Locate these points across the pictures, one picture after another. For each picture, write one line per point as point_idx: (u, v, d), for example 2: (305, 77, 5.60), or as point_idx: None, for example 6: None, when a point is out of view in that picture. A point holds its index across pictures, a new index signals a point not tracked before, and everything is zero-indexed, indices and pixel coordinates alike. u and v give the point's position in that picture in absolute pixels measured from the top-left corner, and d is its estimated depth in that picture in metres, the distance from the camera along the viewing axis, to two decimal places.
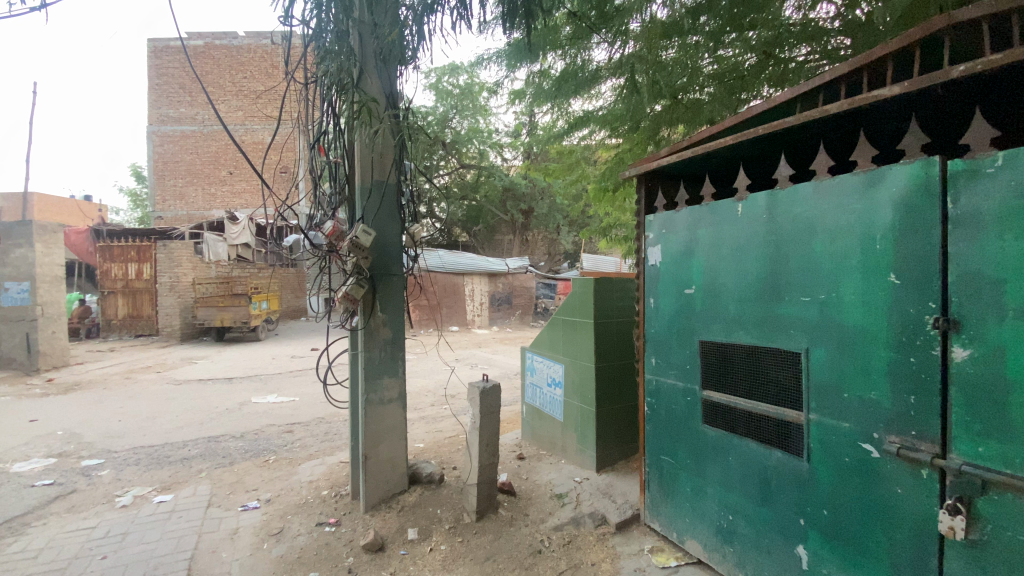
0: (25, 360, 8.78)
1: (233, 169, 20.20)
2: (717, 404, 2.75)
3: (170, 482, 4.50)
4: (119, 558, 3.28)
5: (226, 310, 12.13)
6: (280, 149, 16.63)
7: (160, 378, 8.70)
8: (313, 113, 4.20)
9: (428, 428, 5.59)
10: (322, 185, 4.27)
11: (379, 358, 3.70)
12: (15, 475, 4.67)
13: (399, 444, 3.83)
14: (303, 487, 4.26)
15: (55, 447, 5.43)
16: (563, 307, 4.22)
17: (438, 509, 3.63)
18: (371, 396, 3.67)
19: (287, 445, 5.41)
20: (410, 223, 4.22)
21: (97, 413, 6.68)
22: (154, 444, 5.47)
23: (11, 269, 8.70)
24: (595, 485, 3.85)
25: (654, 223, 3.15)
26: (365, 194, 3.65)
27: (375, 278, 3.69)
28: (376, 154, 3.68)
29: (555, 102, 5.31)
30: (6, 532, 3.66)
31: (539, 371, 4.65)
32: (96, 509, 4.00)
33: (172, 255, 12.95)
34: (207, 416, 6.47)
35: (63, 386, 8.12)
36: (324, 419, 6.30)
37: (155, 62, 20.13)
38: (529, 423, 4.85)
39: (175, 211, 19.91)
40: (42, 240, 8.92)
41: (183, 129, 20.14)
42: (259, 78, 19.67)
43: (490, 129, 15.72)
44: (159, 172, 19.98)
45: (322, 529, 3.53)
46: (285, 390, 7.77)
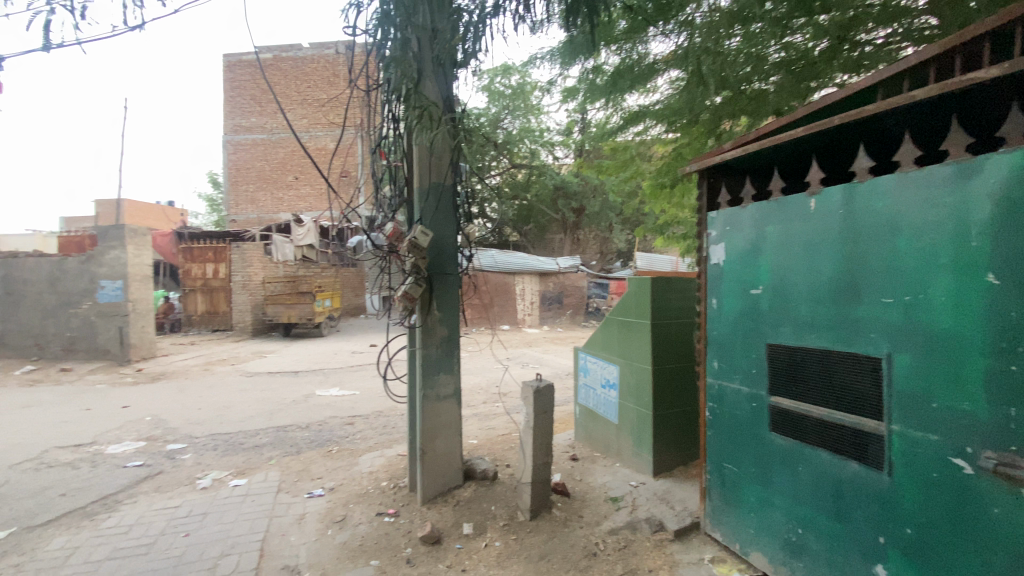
0: (119, 351, 9.69)
1: (298, 174, 21.36)
2: (786, 412, 2.62)
3: (244, 468, 4.82)
4: (199, 536, 3.54)
5: (292, 308, 12.86)
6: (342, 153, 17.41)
7: (234, 370, 9.34)
8: (374, 118, 4.33)
9: (482, 425, 5.66)
10: (383, 187, 4.42)
11: (436, 355, 3.78)
12: (111, 456, 5.17)
13: (454, 440, 3.90)
14: (364, 477, 4.44)
15: (144, 431, 5.96)
16: (619, 308, 4.15)
17: (492, 505, 3.67)
18: (428, 392, 3.75)
19: (349, 436, 5.65)
20: (464, 224, 4.30)
21: (180, 401, 7.27)
22: (229, 431, 5.88)
23: (107, 269, 9.61)
24: (651, 490, 3.76)
25: (717, 220, 3.03)
26: (423, 196, 3.75)
27: (432, 278, 3.78)
28: (432, 156, 3.77)
29: (609, 99, 5.20)
30: (104, 508, 4.05)
31: (592, 372, 4.59)
32: (180, 490, 4.36)
33: (245, 256, 13.85)
34: (276, 407, 6.89)
35: (151, 376, 8.91)
36: (383, 412, 6.55)
37: (230, 76, 21.67)
38: (583, 424, 4.80)
39: (247, 214, 21.31)
40: (133, 242, 9.78)
41: (253, 137, 21.49)
42: (322, 87, 20.72)
43: (541, 129, 15.77)
44: (233, 179, 21.46)
45: (382, 519, 3.66)
46: (345, 384, 8.11)
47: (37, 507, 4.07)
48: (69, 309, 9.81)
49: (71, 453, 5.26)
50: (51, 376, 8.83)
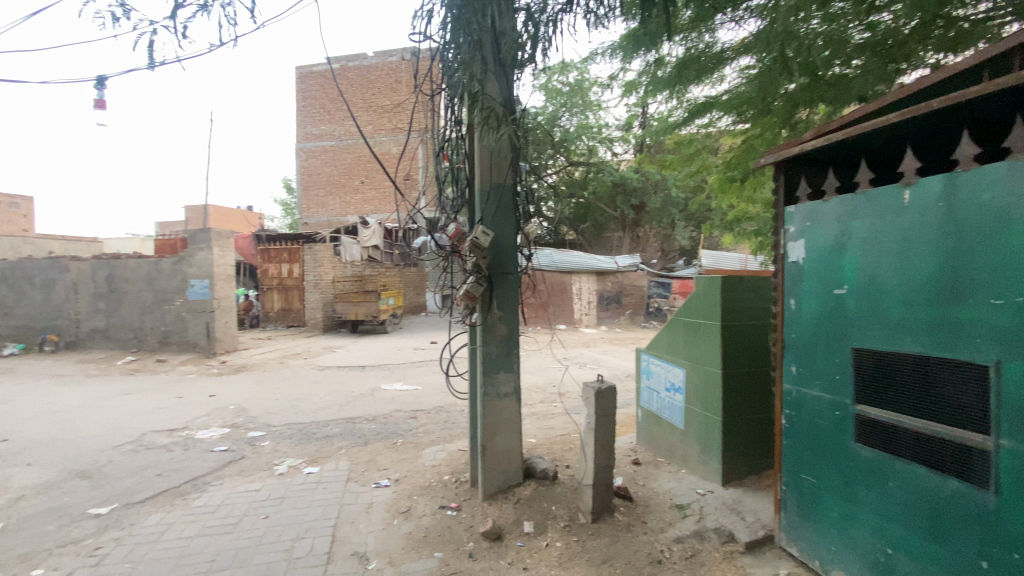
0: (206, 344, 10.57)
1: (364, 178, 22.32)
2: (874, 422, 2.42)
3: (317, 456, 5.11)
4: (277, 519, 3.79)
5: (359, 305, 13.49)
6: (404, 156, 17.97)
7: (307, 364, 9.94)
8: (438, 121, 4.46)
9: (541, 424, 5.67)
10: (446, 189, 4.52)
11: (496, 354, 3.81)
12: (199, 440, 5.65)
13: (514, 437, 3.92)
14: (427, 470, 4.57)
15: (228, 418, 6.47)
16: (686, 309, 4.01)
17: (554, 505, 3.66)
18: (488, 389, 3.79)
19: (412, 430, 5.84)
20: (523, 223, 4.32)
21: (259, 391, 7.82)
22: (302, 421, 6.26)
23: (196, 268, 10.50)
24: (719, 499, 3.60)
25: (796, 215, 2.85)
26: (484, 196, 3.79)
27: (492, 277, 3.81)
28: (493, 155, 3.81)
29: (673, 92, 5.02)
30: (193, 489, 4.43)
31: (656, 375, 4.45)
32: (260, 474, 4.69)
33: (317, 256, 14.67)
34: (346, 399, 7.26)
35: (234, 367, 9.66)
36: (443, 407, 6.72)
37: (302, 87, 23.04)
38: (645, 428, 4.67)
39: (318, 217, 22.59)
40: (218, 244, 10.59)
41: (323, 144, 22.70)
42: (385, 93, 21.54)
43: (600, 125, 15.56)
44: (305, 184, 22.80)
45: (445, 512, 3.75)
46: (408, 379, 8.39)
47: (138, 485, 4.52)
48: (163, 306, 10.81)
49: (166, 436, 5.80)
50: (149, 366, 9.79)
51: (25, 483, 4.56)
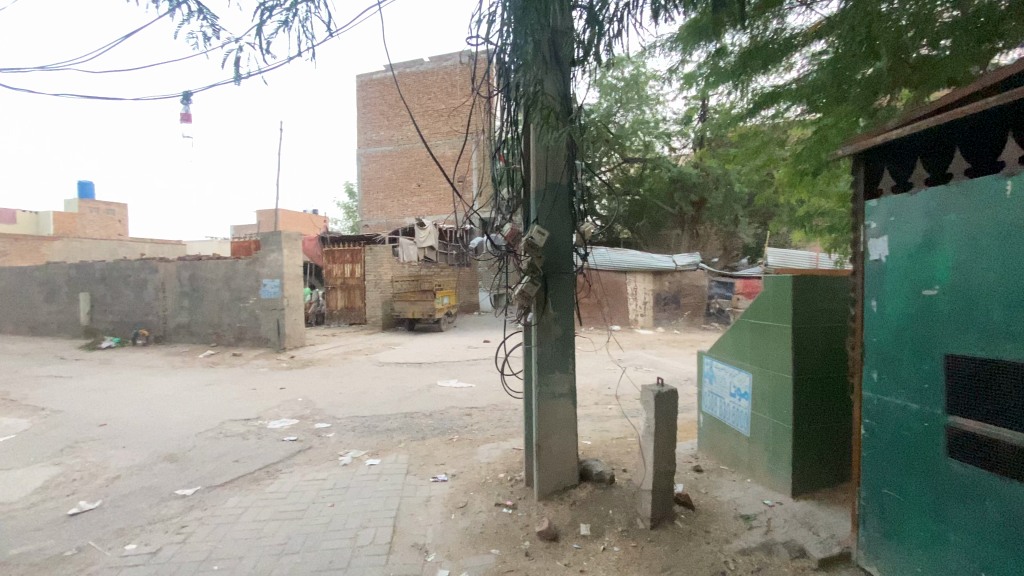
0: (276, 340, 11.27)
1: (420, 181, 22.94)
2: (967, 434, 2.20)
3: (378, 449, 5.31)
4: (342, 507, 3.99)
5: (416, 304, 13.91)
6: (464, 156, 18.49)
7: (368, 360, 10.37)
8: (493, 123, 4.51)
9: (596, 426, 5.60)
10: (501, 189, 4.56)
11: (551, 353, 3.80)
12: (271, 430, 6.04)
13: (570, 438, 3.89)
14: (482, 467, 4.64)
15: (297, 410, 6.86)
16: (752, 310, 3.83)
17: (611, 509, 3.61)
18: (544, 389, 3.78)
19: (467, 427, 5.94)
20: (579, 223, 4.28)
21: (325, 385, 8.24)
22: (364, 414, 6.53)
23: (268, 269, 11.22)
24: (789, 512, 3.41)
25: (878, 209, 2.64)
26: (540, 196, 3.78)
27: (548, 277, 3.81)
28: (550, 155, 3.80)
29: (737, 83, 4.80)
30: (266, 475, 4.73)
31: (719, 379, 4.28)
32: (326, 464, 4.94)
33: (377, 257, 15.26)
34: (404, 394, 7.50)
35: (302, 362, 10.24)
36: (498, 406, 6.79)
37: (363, 95, 24.02)
38: (707, 434, 4.50)
39: (377, 220, 23.52)
40: (288, 246, 11.24)
41: (382, 149, 23.56)
42: (441, 98, 22.05)
43: (657, 120, 15.23)
44: (366, 188, 23.80)
45: (500, 510, 3.78)
46: (463, 377, 8.55)
47: (217, 469, 4.89)
48: (239, 304, 11.63)
49: (242, 425, 6.23)
50: (227, 360, 10.56)
51: (122, 464, 5.05)
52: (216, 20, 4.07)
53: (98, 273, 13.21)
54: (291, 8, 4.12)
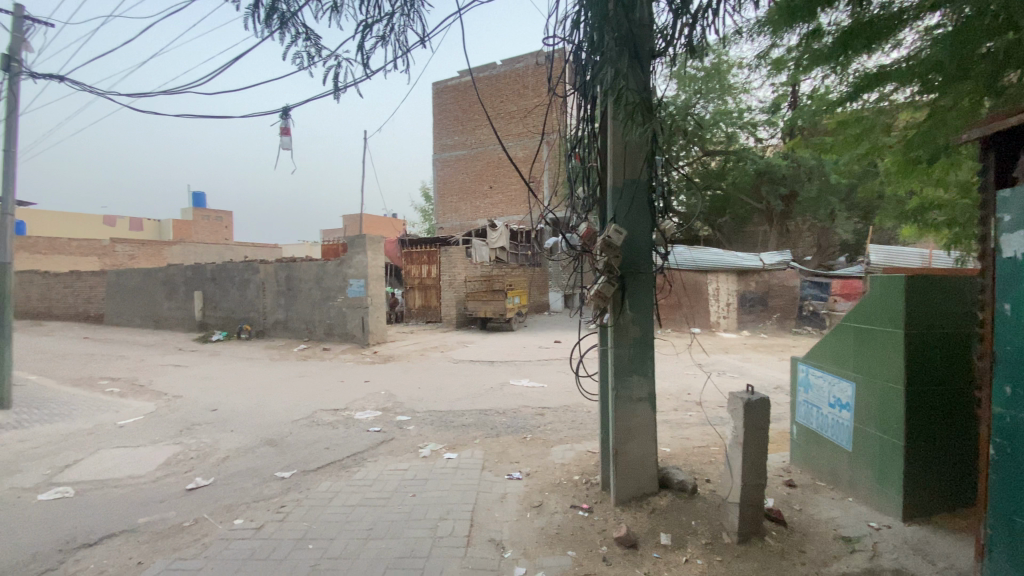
0: (361, 336, 11.98)
1: (492, 183, 23.31)
2: None
3: (455, 444, 5.47)
4: (423, 498, 4.16)
5: (489, 304, 14.19)
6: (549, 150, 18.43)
7: (444, 357, 10.71)
8: (569, 120, 4.49)
9: (675, 433, 5.39)
10: (577, 187, 4.51)
11: (630, 356, 3.69)
12: (358, 420, 6.43)
13: (649, 444, 3.78)
14: (557, 468, 4.62)
15: (380, 402, 7.24)
16: (856, 314, 3.50)
17: (693, 520, 3.46)
18: (621, 393, 3.68)
19: (541, 426, 5.95)
20: (658, 220, 4.15)
21: (405, 380, 8.63)
22: (441, 409, 6.76)
23: (354, 269, 11.95)
24: (900, 538, 3.09)
25: (1011, 200, 2.30)
26: (618, 194, 3.69)
27: (625, 277, 3.70)
28: (629, 151, 3.70)
29: (835, 66, 4.42)
30: (353, 463, 5.04)
31: (817, 388, 3.94)
32: (407, 455, 5.17)
33: (452, 258, 15.72)
34: (479, 392, 7.67)
35: (384, 357, 10.81)
36: (571, 407, 6.75)
37: (439, 102, 24.89)
38: (802, 446, 4.17)
39: (452, 222, 24.33)
40: (372, 248, 11.90)
41: (456, 154, 24.26)
42: (513, 100, 22.30)
43: (740, 110, 14.43)
44: (441, 192, 24.68)
45: (577, 512, 3.75)
46: (535, 377, 8.58)
47: (310, 455, 5.28)
48: (328, 302, 12.49)
49: (332, 415, 6.69)
50: (318, 354, 11.39)
51: (230, 446, 5.60)
52: (320, 41, 4.41)
53: (209, 274, 14.76)
54: (388, 25, 4.41)
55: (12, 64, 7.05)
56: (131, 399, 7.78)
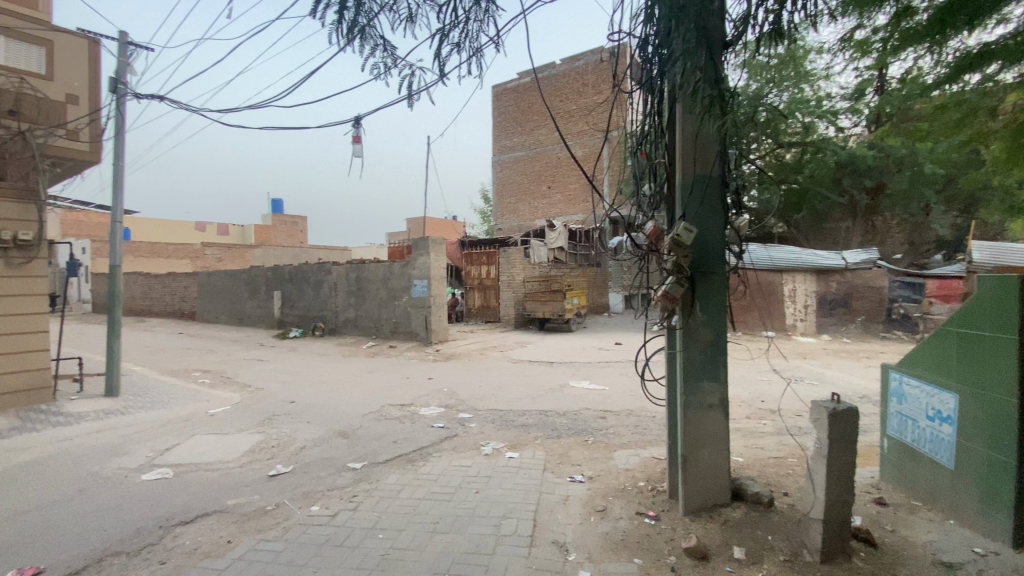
0: (424, 334, 12.35)
1: (551, 183, 23.23)
2: None
3: (517, 443, 5.50)
4: (487, 495, 4.21)
5: (548, 304, 14.19)
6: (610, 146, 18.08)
7: (504, 356, 10.81)
8: (635, 116, 4.41)
9: (748, 442, 5.12)
10: (643, 185, 4.41)
11: (700, 360, 3.55)
12: (423, 416, 6.63)
13: (720, 453, 3.62)
14: (620, 473, 4.53)
15: (443, 399, 7.42)
16: (962, 317, 3.16)
17: (769, 535, 3.27)
18: (689, 398, 3.54)
19: (603, 430, 5.86)
20: (731, 217, 3.96)
21: (466, 378, 8.79)
22: (502, 408, 6.82)
23: (418, 270, 12.34)
24: (1010, 565, 2.77)
25: None
26: (686, 190, 3.56)
27: (695, 277, 3.55)
28: (700, 146, 3.55)
29: (930, 45, 4.04)
30: (419, 457, 5.21)
31: (912, 398, 3.60)
32: (470, 452, 5.26)
33: (510, 258, 15.80)
34: (540, 392, 7.67)
35: (446, 355, 11.07)
36: (634, 411, 6.59)
37: (499, 104, 25.20)
38: (893, 461, 3.82)
39: (511, 223, 24.56)
40: (434, 250, 12.23)
41: (515, 155, 24.43)
42: (572, 98, 22.12)
43: (818, 98, 13.51)
44: (501, 193, 24.96)
45: (642, 520, 3.65)
46: (596, 379, 8.46)
47: (379, 448, 5.50)
48: (393, 301, 13.00)
49: (398, 410, 6.94)
50: (384, 351, 11.87)
51: (306, 437, 5.95)
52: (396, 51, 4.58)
53: (287, 275, 15.80)
54: (462, 32, 4.53)
55: (120, 86, 7.90)
56: (220, 390, 8.48)
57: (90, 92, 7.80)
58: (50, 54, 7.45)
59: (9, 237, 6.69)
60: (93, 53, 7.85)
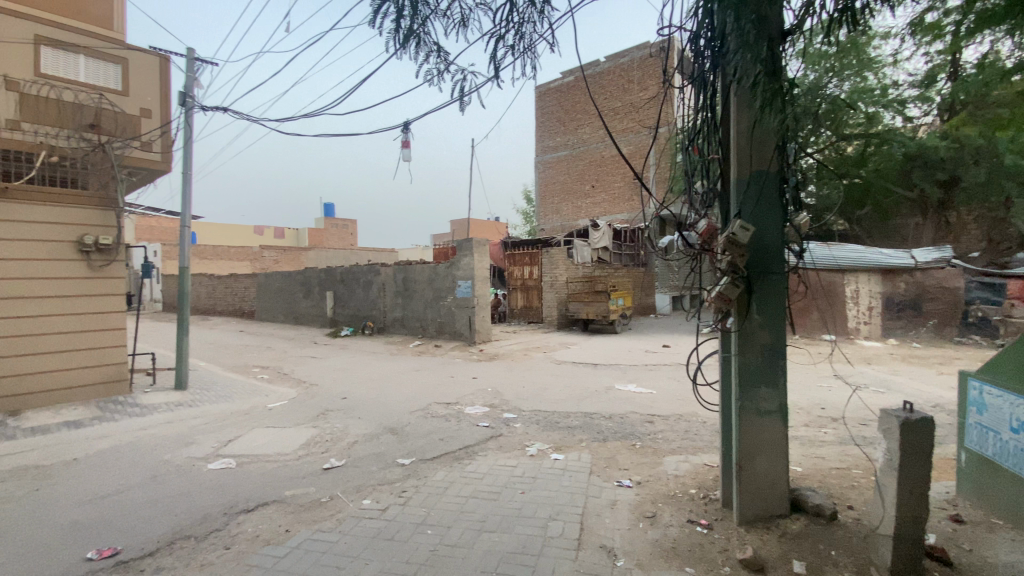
0: (468, 334, 12.51)
1: (595, 182, 22.98)
2: None
3: (562, 445, 5.47)
4: (533, 496, 4.21)
5: (591, 305, 14.06)
6: (657, 144, 17.69)
7: (547, 357, 10.78)
8: (686, 111, 4.30)
9: (807, 451, 4.87)
10: (695, 183, 4.28)
11: (757, 365, 3.40)
12: (468, 414, 6.72)
13: (779, 462, 3.46)
14: (670, 479, 4.42)
15: (488, 399, 7.48)
16: None
17: (833, 550, 3.09)
18: (746, 403, 3.41)
19: (651, 434, 5.73)
20: (791, 215, 3.78)
21: (510, 379, 8.83)
22: (547, 410, 6.80)
23: (463, 271, 12.51)
24: None
25: None
26: (742, 186, 3.42)
27: (752, 278, 3.41)
28: (757, 140, 3.41)
29: (1014, 25, 3.73)
30: (465, 455, 5.28)
31: (993, 408, 3.31)
32: (515, 453, 5.28)
33: (553, 259, 15.73)
34: (584, 394, 7.59)
35: (490, 355, 11.17)
36: (683, 415, 6.41)
37: (542, 104, 25.20)
38: (971, 476, 3.53)
39: (554, 223, 24.50)
40: (478, 251, 12.37)
41: (559, 155, 24.34)
42: (617, 95, 21.83)
43: (884, 86, 12.71)
44: (544, 194, 24.93)
45: (694, 528, 3.54)
46: (643, 382, 8.29)
47: (427, 445, 5.62)
48: (439, 302, 13.24)
49: (444, 409, 7.06)
50: (430, 350, 12.12)
51: (357, 432, 6.15)
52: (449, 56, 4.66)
53: (338, 276, 16.40)
54: (518, 35, 4.57)
55: (188, 100, 8.45)
56: (277, 385, 8.92)
57: (161, 106, 8.38)
58: (126, 71, 8.08)
59: (90, 242, 7.34)
60: (164, 69, 8.45)
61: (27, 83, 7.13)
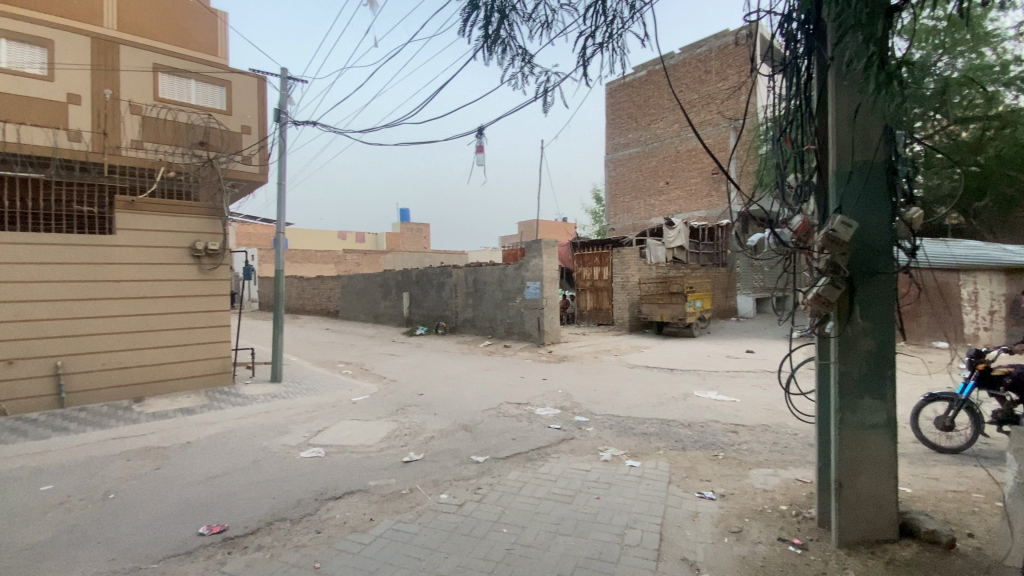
0: (538, 335, 12.53)
1: (669, 179, 22.17)
2: None
3: (637, 451, 5.32)
4: (608, 502, 4.14)
5: (666, 307, 13.62)
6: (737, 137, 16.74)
7: (619, 360, 10.55)
8: (775, 99, 4.04)
9: (917, 471, 4.37)
10: (787, 176, 3.99)
11: (860, 374, 3.10)
12: (540, 416, 6.73)
13: (886, 481, 3.14)
14: (757, 493, 4.15)
15: (559, 401, 7.44)
16: None
17: None
18: (847, 416, 3.11)
19: (734, 445, 5.43)
20: (900, 209, 3.42)
21: (582, 381, 8.74)
22: (620, 414, 6.66)
23: (532, 272, 12.55)
24: None
25: None
26: (843, 179, 3.14)
27: (854, 277, 3.11)
28: (859, 129, 3.13)
29: None
30: (538, 456, 5.29)
31: None
32: (588, 457, 5.22)
33: (625, 259, 15.37)
34: (660, 400, 7.34)
35: (560, 357, 11.11)
36: (770, 426, 6.01)
37: (613, 102, 24.75)
38: None
39: (625, 222, 23.95)
40: (547, 252, 12.36)
41: (630, 152, 23.76)
42: (693, 87, 20.96)
43: (1006, 61, 11.18)
44: (615, 193, 24.44)
45: (786, 547, 3.30)
46: (723, 389, 7.87)
47: (500, 444, 5.70)
48: (509, 303, 13.39)
49: (516, 409, 7.12)
50: (500, 350, 12.29)
51: (433, 428, 6.36)
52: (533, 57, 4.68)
53: (414, 277, 17.10)
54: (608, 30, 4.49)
55: (282, 116, 9.19)
56: (360, 381, 9.46)
57: (259, 122, 9.25)
58: (229, 91, 8.97)
59: (201, 247, 8.19)
60: (261, 89, 9.30)
61: (149, 107, 8.12)
